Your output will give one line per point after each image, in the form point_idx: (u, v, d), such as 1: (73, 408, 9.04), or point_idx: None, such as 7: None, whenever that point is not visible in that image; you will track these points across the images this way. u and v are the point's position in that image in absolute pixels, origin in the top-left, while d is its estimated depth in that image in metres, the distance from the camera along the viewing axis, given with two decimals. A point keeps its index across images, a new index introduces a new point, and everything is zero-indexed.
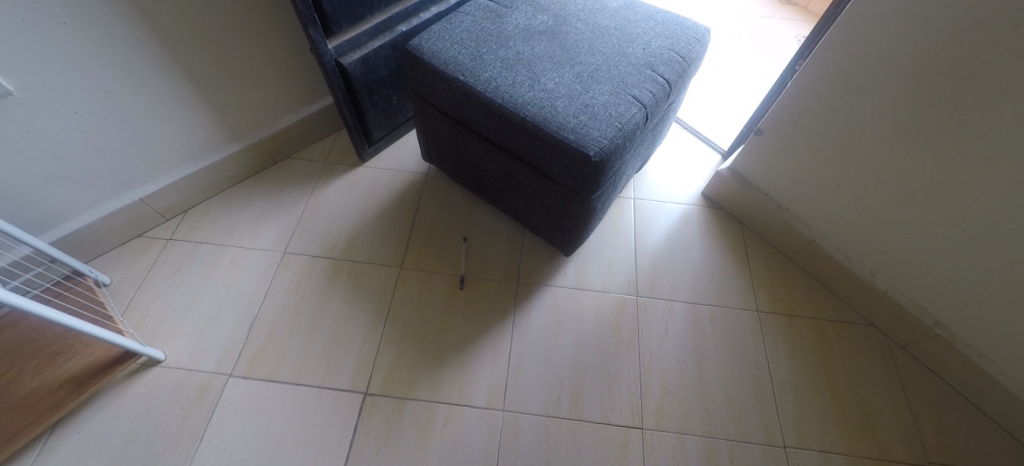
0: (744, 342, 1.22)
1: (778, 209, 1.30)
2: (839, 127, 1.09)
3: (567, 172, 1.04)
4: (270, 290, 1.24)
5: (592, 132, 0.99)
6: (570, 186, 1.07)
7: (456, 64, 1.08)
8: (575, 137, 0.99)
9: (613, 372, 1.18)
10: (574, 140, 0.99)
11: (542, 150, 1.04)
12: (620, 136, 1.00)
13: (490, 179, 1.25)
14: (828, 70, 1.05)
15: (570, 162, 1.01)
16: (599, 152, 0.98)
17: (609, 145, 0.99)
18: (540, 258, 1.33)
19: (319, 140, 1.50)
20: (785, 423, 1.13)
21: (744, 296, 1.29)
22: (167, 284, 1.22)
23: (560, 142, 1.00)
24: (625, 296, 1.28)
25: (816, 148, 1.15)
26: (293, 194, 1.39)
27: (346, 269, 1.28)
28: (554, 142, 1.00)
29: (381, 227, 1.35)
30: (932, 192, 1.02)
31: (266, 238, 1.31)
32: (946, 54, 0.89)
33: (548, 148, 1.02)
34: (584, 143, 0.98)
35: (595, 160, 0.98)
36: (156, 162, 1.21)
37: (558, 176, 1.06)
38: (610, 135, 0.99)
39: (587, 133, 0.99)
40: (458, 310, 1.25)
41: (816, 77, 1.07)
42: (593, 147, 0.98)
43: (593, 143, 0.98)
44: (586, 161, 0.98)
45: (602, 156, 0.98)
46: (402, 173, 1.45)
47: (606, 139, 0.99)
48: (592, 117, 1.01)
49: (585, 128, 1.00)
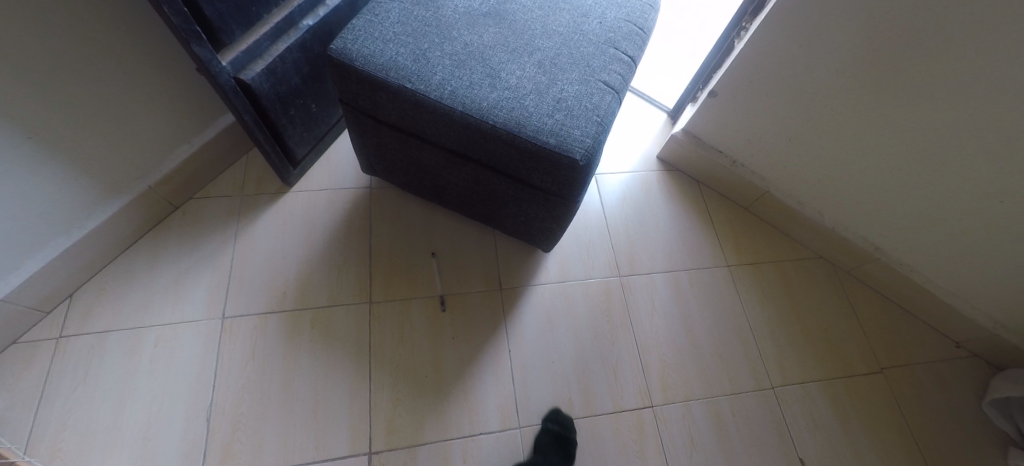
0: (723, 299, 1.29)
1: (732, 164, 1.35)
2: (791, 84, 1.11)
3: (550, 178, 0.94)
4: (219, 368, 1.05)
5: (574, 132, 0.90)
6: (553, 191, 0.97)
7: (397, 69, 0.90)
8: (556, 141, 0.89)
9: (614, 359, 1.18)
10: (556, 145, 0.89)
11: (518, 158, 0.93)
12: (601, 130, 0.92)
13: (453, 190, 1.11)
14: (780, 29, 1.04)
15: (555, 168, 0.91)
16: (584, 153, 0.89)
17: (593, 144, 0.90)
18: (518, 258, 1.25)
19: (226, 168, 1.23)
20: (770, 366, 1.22)
21: (713, 254, 1.34)
22: (77, 395, 0.99)
23: (541, 147, 0.89)
24: (608, 279, 1.26)
25: (768, 104, 1.17)
26: (212, 244, 1.15)
27: (306, 319, 1.11)
28: (533, 149, 0.89)
29: (334, 261, 1.18)
30: (873, 139, 1.08)
31: (194, 306, 1.09)
32: (886, 6, 0.90)
33: (527, 156, 0.91)
34: (568, 146, 0.89)
35: (583, 164, 0.89)
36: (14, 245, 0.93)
37: (538, 182, 0.96)
38: (592, 132, 0.91)
39: (568, 136, 0.89)
40: (446, 335, 1.15)
41: (767, 36, 1.07)
42: (578, 149, 0.89)
43: (578, 145, 0.89)
44: (572, 166, 0.89)
45: (587, 157, 0.90)
46: (340, 192, 1.25)
47: (588, 138, 0.90)
48: (567, 114, 0.91)
49: (565, 128, 0.90)
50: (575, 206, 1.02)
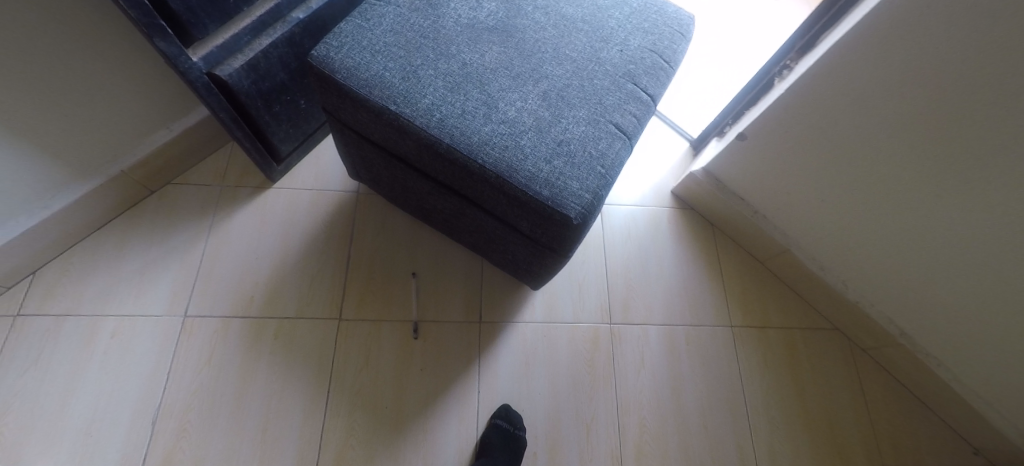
0: (720, 364, 1.18)
1: (752, 215, 1.19)
2: (831, 142, 0.95)
3: (540, 230, 0.82)
4: (173, 369, 1.01)
5: (572, 184, 0.77)
6: (543, 242, 0.85)
7: (383, 87, 0.80)
8: (550, 192, 0.76)
9: (589, 414, 1.10)
10: (549, 198, 0.76)
11: (506, 204, 0.81)
12: (605, 184, 0.79)
13: (440, 216, 1.01)
14: (824, 79, 0.89)
15: (545, 221, 0.79)
16: (581, 211, 0.76)
17: (592, 200, 0.77)
18: (502, 289, 1.17)
19: (208, 155, 1.19)
20: (758, 445, 1.12)
21: (717, 311, 1.22)
22: (25, 379, 0.96)
23: (530, 196, 0.76)
24: (598, 325, 1.17)
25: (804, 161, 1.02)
26: (186, 235, 1.12)
27: (271, 329, 1.07)
28: (522, 197, 0.77)
29: (308, 269, 1.13)
30: (912, 218, 0.94)
31: (156, 300, 1.06)
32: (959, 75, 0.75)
33: (515, 203, 0.79)
34: (563, 200, 0.76)
35: (577, 222, 0.76)
36: None
37: (528, 231, 0.84)
38: (593, 186, 0.78)
39: (565, 187, 0.76)
40: (415, 366, 1.08)
41: (810, 84, 0.92)
42: (574, 205, 0.76)
43: (574, 201, 0.76)
44: (565, 223, 0.77)
45: (584, 215, 0.77)
46: (325, 194, 1.20)
47: (588, 193, 0.77)
48: (568, 160, 0.78)
49: (562, 177, 0.77)
50: (567, 260, 0.89)
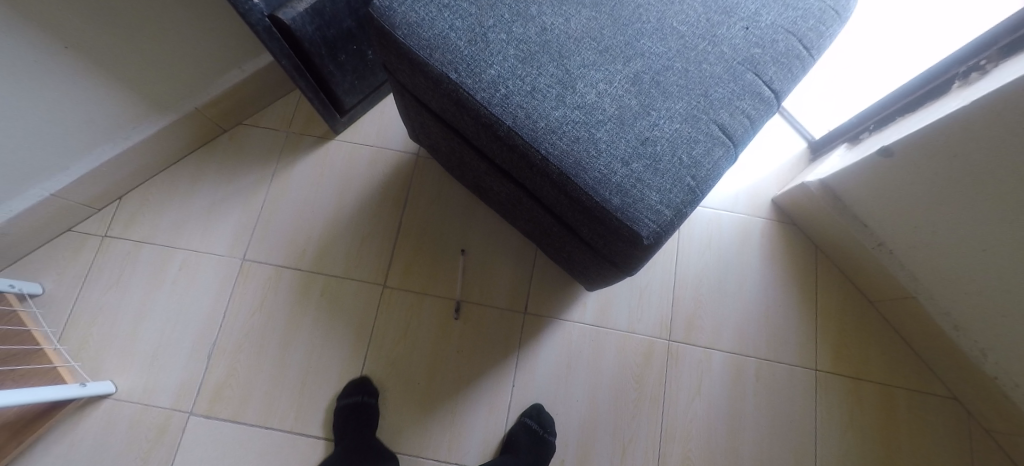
0: (792, 409, 1.02)
1: (874, 247, 0.97)
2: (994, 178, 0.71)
3: (602, 240, 0.70)
4: (229, 310, 1.05)
5: (649, 195, 0.63)
6: (603, 252, 0.73)
7: (445, 50, 0.68)
8: (621, 202, 0.63)
9: (630, 434, 1.01)
10: (619, 208, 0.63)
11: (567, 205, 0.69)
12: (691, 200, 0.65)
13: (496, 197, 0.92)
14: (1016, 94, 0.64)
15: (609, 234, 0.66)
16: (655, 229, 0.63)
17: (671, 218, 0.64)
18: (554, 281, 1.08)
19: (279, 98, 1.18)
20: None
21: (801, 348, 1.05)
22: (107, 296, 1.05)
23: (595, 203, 0.64)
24: (654, 339, 1.05)
25: (964, 202, 0.78)
26: (251, 178, 1.13)
27: (318, 285, 1.07)
28: (586, 203, 0.65)
29: (359, 229, 1.11)
30: None
31: (219, 239, 1.09)
32: None
33: (576, 207, 0.67)
34: (635, 214, 0.63)
35: (648, 243, 0.63)
36: (67, 147, 0.93)
37: (589, 238, 0.72)
38: (676, 201, 0.64)
39: (640, 198, 0.63)
40: (451, 348, 1.04)
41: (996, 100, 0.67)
42: (648, 221, 0.63)
43: (648, 216, 0.63)
44: (633, 240, 0.64)
45: (658, 235, 0.64)
46: (385, 151, 1.16)
47: (668, 209, 0.63)
48: (650, 165, 0.64)
49: (639, 185, 0.64)
50: (627, 276, 0.77)
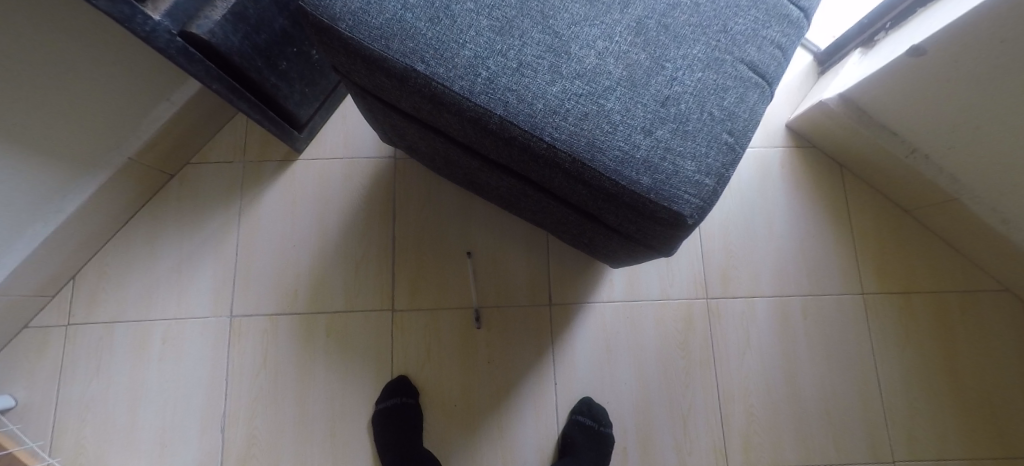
0: (847, 340, 0.97)
1: (908, 155, 0.89)
2: None
3: (629, 226, 0.58)
4: (231, 375, 0.95)
5: (684, 166, 0.52)
6: (629, 237, 0.61)
7: (403, 36, 0.54)
8: (652, 180, 0.51)
9: (686, 404, 0.95)
10: (651, 188, 0.51)
11: (585, 196, 0.56)
12: (731, 160, 0.54)
13: (493, 190, 0.80)
14: None
15: (639, 220, 0.54)
16: (699, 206, 0.52)
17: (713, 186, 0.52)
18: (573, 263, 1.00)
19: (223, 126, 1.03)
20: (894, 432, 0.94)
21: (845, 275, 0.99)
22: (91, 391, 0.93)
23: (621, 187, 0.52)
24: (691, 301, 0.98)
25: (1009, 98, 0.70)
26: (216, 224, 1.00)
27: (321, 326, 0.97)
28: (609, 189, 0.52)
29: (350, 254, 1.00)
30: None
31: (198, 300, 0.97)
32: None
33: (595, 197, 0.55)
34: (671, 191, 0.51)
35: (691, 222, 0.52)
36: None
37: (614, 227, 0.60)
38: (716, 166, 0.52)
39: (673, 171, 0.51)
40: (480, 360, 0.96)
41: None
42: (688, 198, 0.51)
43: (686, 191, 0.51)
44: (673, 223, 0.52)
45: (702, 211, 0.52)
46: (357, 162, 1.03)
47: (709, 177, 0.52)
48: (679, 128, 0.53)
49: (669, 156, 0.52)
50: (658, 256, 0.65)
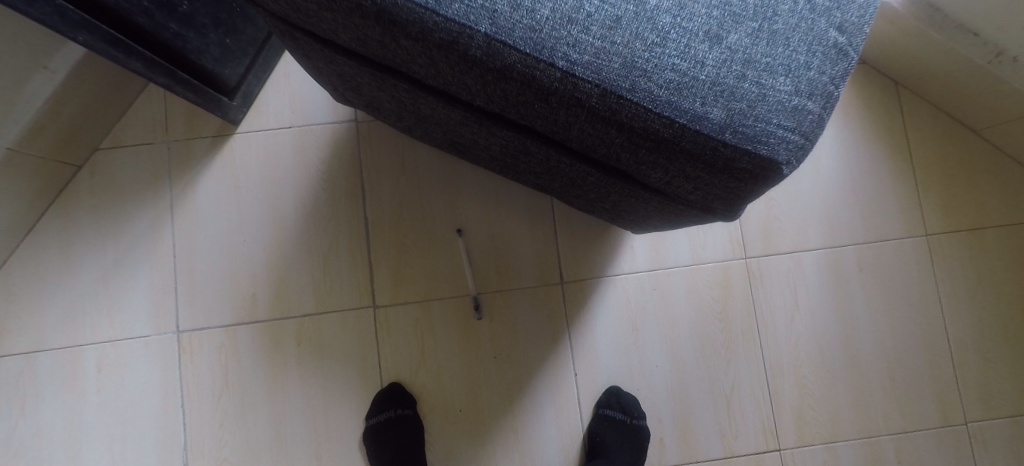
0: (910, 291, 0.83)
1: (990, 61, 0.71)
2: None
3: (682, 184, 0.40)
4: (187, 402, 0.79)
5: (771, 85, 0.34)
6: (678, 199, 0.44)
7: None
8: (729, 111, 0.34)
9: (729, 383, 0.81)
10: (725, 124, 0.34)
11: (619, 147, 0.38)
12: (838, 71, 0.36)
13: (482, 149, 0.62)
14: None
15: (702, 176, 0.37)
16: (799, 145, 0.34)
17: (816, 113, 0.35)
18: (586, 230, 0.84)
19: (134, 100, 0.83)
20: (967, 391, 0.81)
21: (904, 215, 0.84)
22: (17, 436, 0.77)
23: (678, 126, 0.34)
24: (727, 262, 0.83)
25: None
26: (144, 223, 0.81)
27: (290, 333, 0.80)
28: (658, 133, 0.35)
29: (316, 243, 0.82)
30: None
31: (135, 317, 0.80)
32: None
33: (635, 146, 0.37)
34: (757, 127, 0.33)
35: (786, 172, 0.34)
36: None
37: (659, 186, 0.43)
38: (821, 80, 0.35)
39: (756, 96, 0.34)
40: (485, 355, 0.81)
41: None
42: (783, 133, 0.34)
43: (779, 124, 0.34)
44: (759, 175, 0.35)
45: (802, 153, 0.35)
46: (310, 130, 0.83)
47: (812, 100, 0.35)
48: (760, 30, 0.35)
49: (749, 72, 0.34)
50: (712, 221, 0.48)
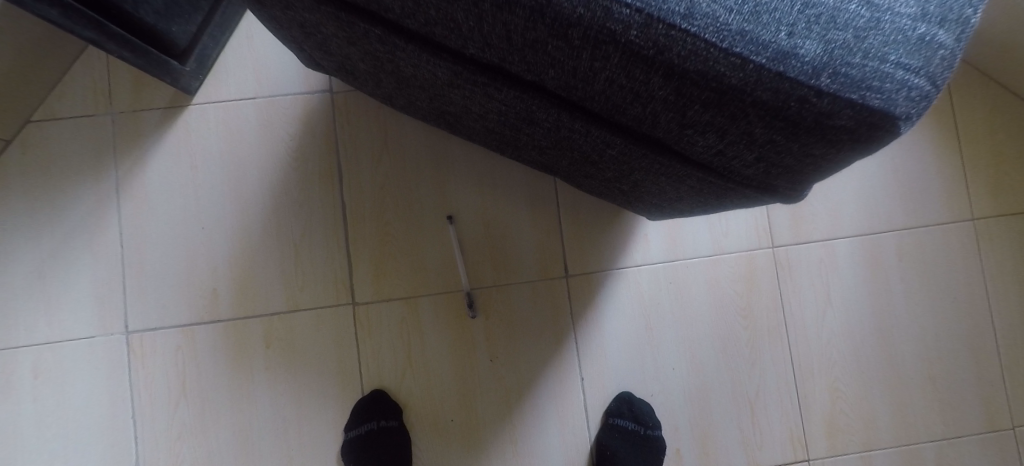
0: (954, 283, 0.74)
1: None
2: None
3: (742, 154, 0.30)
4: (139, 413, 0.69)
5: (888, 8, 0.26)
6: (730, 175, 0.34)
7: None
8: (834, 40, 0.24)
9: (754, 387, 0.73)
10: (824, 62, 0.24)
11: (662, 101, 0.28)
12: None
13: (476, 119, 0.52)
14: None
15: (778, 141, 0.27)
16: (924, 93, 0.24)
17: (949, 47, 0.26)
18: (593, 216, 0.74)
19: (71, 66, 0.71)
20: (1015, 392, 0.73)
21: (949, 199, 0.75)
22: None
23: (754, 68, 0.24)
24: (752, 251, 0.74)
25: None
26: (86, 208, 0.70)
27: (258, 334, 0.71)
28: (725, 79, 0.25)
29: (286, 231, 0.72)
30: None
31: (77, 316, 0.69)
32: None
33: (687, 100, 0.27)
34: (868, 66, 0.24)
35: (904, 131, 0.25)
36: None
37: (707, 157, 0.33)
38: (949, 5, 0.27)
39: (861, 22, 0.25)
40: (481, 358, 0.72)
41: None
42: (902, 76, 0.24)
43: (895, 61, 0.25)
44: (865, 138, 0.25)
45: (925, 104, 0.25)
46: (278, 102, 0.73)
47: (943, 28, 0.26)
48: None
49: None
50: (765, 203, 0.38)
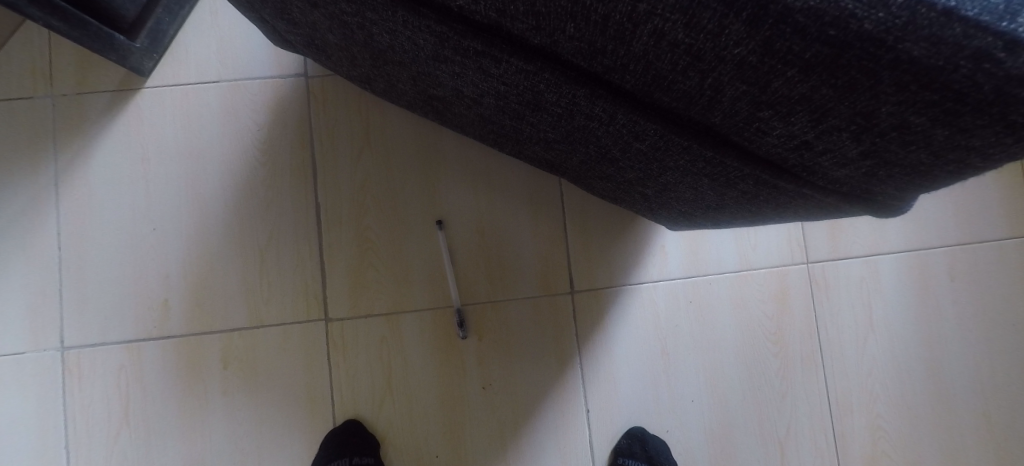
0: (1013, 308, 0.65)
1: None
2: None
3: (840, 146, 0.21)
4: (72, 444, 0.59)
5: None
6: (809, 178, 0.25)
7: None
8: None
9: (784, 423, 0.63)
10: None
11: (736, 63, 0.19)
12: None
13: (469, 105, 0.43)
14: None
15: (914, 126, 0.18)
16: None
17: None
18: (604, 224, 0.65)
19: (7, 40, 0.62)
20: None
21: (1008, 213, 0.66)
22: None
23: (904, 3, 0.15)
24: (785, 268, 0.65)
25: None
26: (18, 204, 0.61)
27: (215, 353, 0.61)
28: (851, 23, 0.15)
29: (250, 235, 0.63)
30: None
31: (5, 329, 0.60)
32: None
33: (777, 61, 0.18)
34: None
35: None
36: None
37: (783, 151, 0.24)
38: None
39: None
40: (471, 384, 0.62)
41: None
42: None
43: None
44: None
45: None
46: (245, 87, 0.63)
47: None
48: None
49: None
50: (841, 215, 0.29)
